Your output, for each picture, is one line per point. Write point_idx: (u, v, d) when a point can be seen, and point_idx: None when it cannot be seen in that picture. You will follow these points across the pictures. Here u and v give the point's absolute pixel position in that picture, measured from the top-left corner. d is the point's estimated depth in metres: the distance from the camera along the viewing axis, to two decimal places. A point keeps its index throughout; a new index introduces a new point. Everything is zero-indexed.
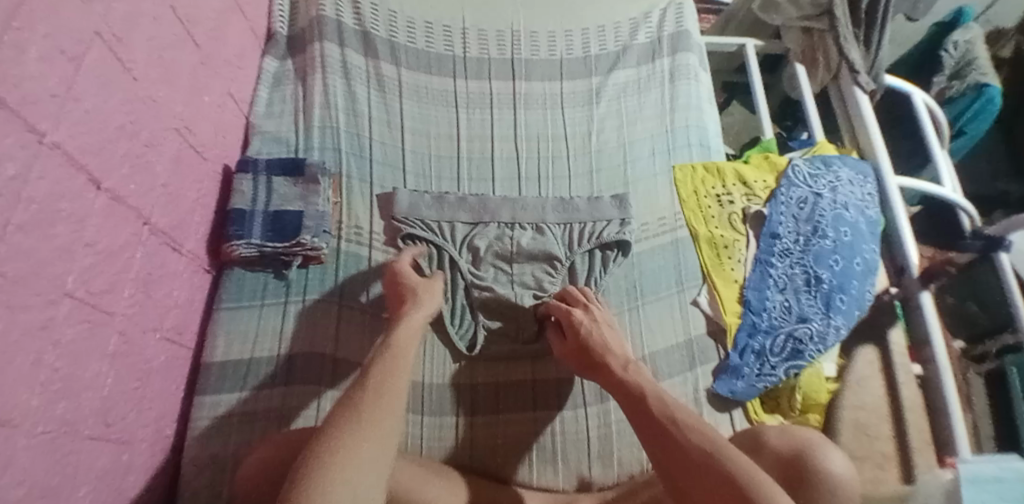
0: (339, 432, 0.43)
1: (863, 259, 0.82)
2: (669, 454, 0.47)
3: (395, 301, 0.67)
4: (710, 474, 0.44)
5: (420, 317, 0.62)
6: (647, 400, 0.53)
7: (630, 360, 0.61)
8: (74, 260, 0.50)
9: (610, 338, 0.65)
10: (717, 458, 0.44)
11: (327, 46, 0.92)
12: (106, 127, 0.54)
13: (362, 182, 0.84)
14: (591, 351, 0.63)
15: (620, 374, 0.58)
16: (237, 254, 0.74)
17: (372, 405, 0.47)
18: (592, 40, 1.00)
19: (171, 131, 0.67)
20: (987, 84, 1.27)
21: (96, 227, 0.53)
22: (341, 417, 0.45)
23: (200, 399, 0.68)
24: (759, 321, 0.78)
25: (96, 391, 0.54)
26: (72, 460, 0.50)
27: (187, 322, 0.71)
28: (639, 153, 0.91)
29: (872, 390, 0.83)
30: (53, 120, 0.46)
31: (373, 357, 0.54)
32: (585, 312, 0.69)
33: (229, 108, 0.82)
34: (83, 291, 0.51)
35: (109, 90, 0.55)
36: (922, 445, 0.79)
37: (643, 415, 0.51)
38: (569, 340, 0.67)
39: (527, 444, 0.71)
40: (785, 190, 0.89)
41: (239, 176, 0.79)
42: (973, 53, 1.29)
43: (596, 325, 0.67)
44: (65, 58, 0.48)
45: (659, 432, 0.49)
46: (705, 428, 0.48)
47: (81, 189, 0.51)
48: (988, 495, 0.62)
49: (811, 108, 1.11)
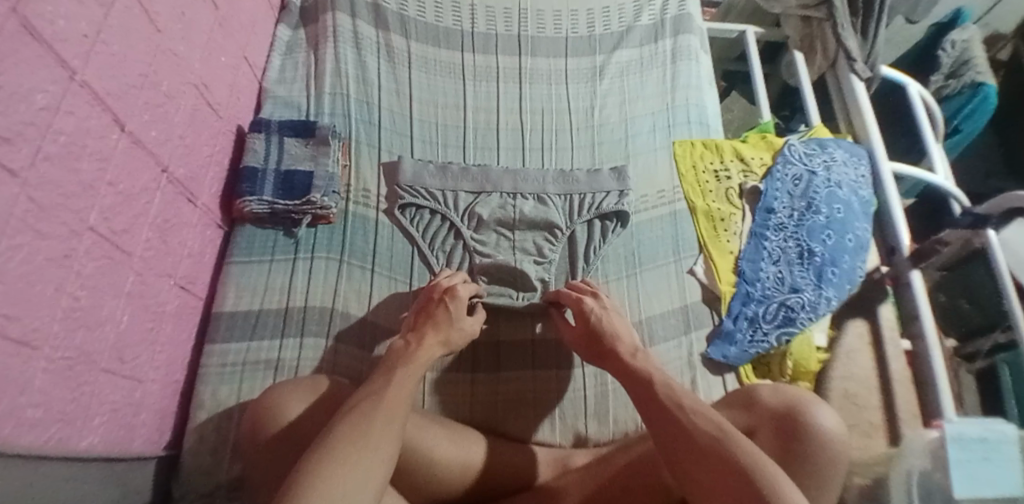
0: (369, 417, 0.47)
1: (854, 236, 0.85)
2: (677, 440, 0.49)
3: (427, 314, 0.65)
4: (717, 460, 0.46)
5: (432, 347, 0.60)
6: (653, 385, 0.55)
7: (638, 347, 0.63)
8: (96, 197, 0.52)
9: (621, 327, 0.66)
10: (723, 448, 0.46)
11: (339, 16, 0.94)
12: (129, 73, 0.56)
13: (370, 147, 0.86)
14: (601, 339, 0.65)
15: (628, 361, 0.60)
16: (248, 211, 0.76)
17: (396, 394, 0.50)
18: (597, 19, 1.02)
19: (189, 86, 0.69)
20: (983, 82, 1.28)
21: (118, 168, 0.55)
22: (368, 402, 0.49)
23: (210, 347, 0.71)
24: (752, 290, 0.80)
25: (112, 327, 0.56)
26: (88, 389, 0.52)
27: (199, 273, 0.73)
28: (640, 130, 0.94)
29: (861, 363, 0.86)
30: (82, 59, 0.49)
31: (397, 360, 0.56)
32: (595, 301, 0.69)
33: (243, 71, 0.84)
34: (104, 228, 0.53)
35: (134, 38, 0.57)
36: (909, 416, 0.81)
37: (650, 399, 0.54)
38: (580, 326, 0.68)
39: (526, 402, 0.73)
40: (781, 168, 0.91)
41: (252, 135, 0.81)
42: (969, 52, 1.31)
43: (607, 315, 0.67)
44: (95, 2, 0.50)
45: (664, 417, 0.51)
46: (711, 413, 0.50)
47: (105, 129, 0.53)
48: (976, 456, 0.60)
49: (809, 94, 1.13)
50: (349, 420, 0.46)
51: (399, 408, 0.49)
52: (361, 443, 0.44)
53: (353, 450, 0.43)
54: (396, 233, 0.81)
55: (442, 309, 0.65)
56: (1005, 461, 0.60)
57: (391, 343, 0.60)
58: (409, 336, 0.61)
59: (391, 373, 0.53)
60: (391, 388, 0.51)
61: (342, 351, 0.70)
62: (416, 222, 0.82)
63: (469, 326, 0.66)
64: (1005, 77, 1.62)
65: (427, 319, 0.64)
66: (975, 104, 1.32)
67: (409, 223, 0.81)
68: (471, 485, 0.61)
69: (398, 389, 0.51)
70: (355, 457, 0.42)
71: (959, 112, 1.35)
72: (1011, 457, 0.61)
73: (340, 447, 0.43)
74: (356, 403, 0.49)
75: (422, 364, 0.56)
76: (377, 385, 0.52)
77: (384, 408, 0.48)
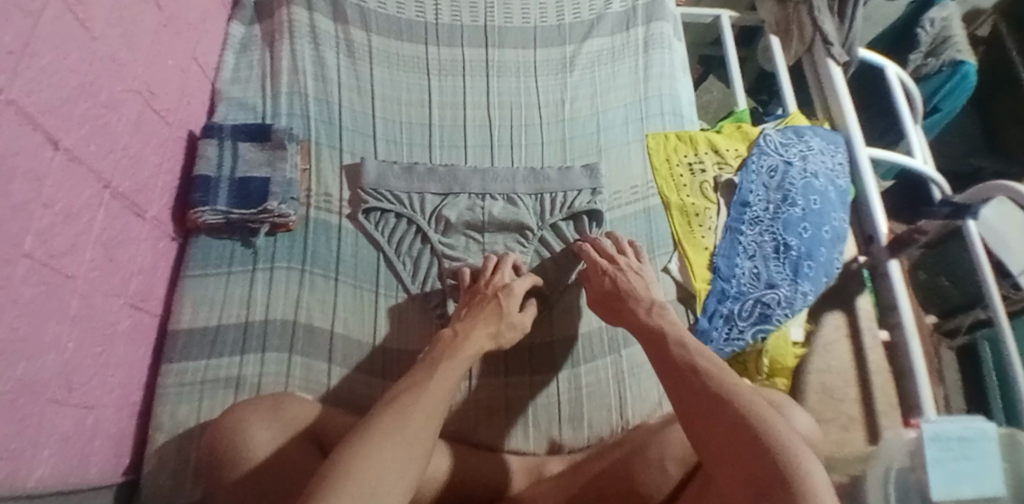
0: (406, 407, 0.48)
1: (831, 227, 0.84)
2: (686, 399, 0.48)
3: (478, 302, 0.67)
4: (723, 419, 0.44)
5: (482, 336, 0.62)
6: (669, 346, 0.56)
7: (655, 303, 0.65)
8: (31, 220, 0.48)
9: (640, 286, 0.68)
10: (732, 403, 0.45)
11: (295, 11, 0.89)
12: (64, 85, 0.52)
13: (331, 149, 0.82)
14: (619, 297, 0.67)
15: (645, 319, 0.62)
16: (202, 221, 0.72)
17: (440, 381, 0.52)
18: (567, 8, 0.98)
19: (133, 94, 0.64)
20: (963, 60, 1.28)
21: (55, 187, 0.51)
22: (408, 394, 0.50)
23: (167, 366, 0.67)
24: (727, 287, 0.78)
25: (57, 355, 0.53)
26: (33, 422, 0.49)
27: (152, 289, 0.70)
28: (612, 122, 0.91)
29: (839, 355, 0.85)
30: (10, 75, 0.44)
31: (444, 349, 0.58)
32: (611, 263, 0.71)
33: (194, 73, 0.80)
34: (41, 252, 0.49)
35: (68, 47, 0.52)
36: (888, 408, 0.81)
37: (666, 361, 0.55)
38: (598, 286, 0.70)
39: (497, 410, 0.71)
40: (756, 159, 0.89)
41: (204, 141, 0.77)
42: (949, 30, 1.30)
43: (623, 274, 0.70)
44: (21, 13, 0.45)
45: (679, 377, 0.51)
46: (724, 374, 0.49)
47: (37, 147, 0.48)
48: (953, 455, 0.59)
49: (784, 80, 1.10)
50: (389, 407, 0.48)
51: (437, 399, 0.50)
52: (399, 430, 0.45)
53: (397, 438, 0.44)
54: (361, 239, 0.78)
55: (494, 301, 0.67)
56: (985, 460, 0.60)
57: (439, 331, 0.62)
58: (459, 325, 0.62)
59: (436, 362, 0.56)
60: (434, 378, 0.53)
61: (308, 365, 0.68)
62: (380, 227, 0.79)
63: (519, 319, 0.67)
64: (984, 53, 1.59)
65: (478, 304, 0.67)
66: (955, 82, 1.31)
67: (373, 229, 0.78)
68: (438, 496, 0.59)
69: (440, 381, 0.52)
70: (401, 445, 0.43)
71: (939, 91, 1.34)
72: (992, 455, 0.60)
73: (387, 435, 0.43)
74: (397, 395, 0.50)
75: (469, 356, 0.58)
76: (422, 375, 0.53)
77: (425, 403, 0.49)
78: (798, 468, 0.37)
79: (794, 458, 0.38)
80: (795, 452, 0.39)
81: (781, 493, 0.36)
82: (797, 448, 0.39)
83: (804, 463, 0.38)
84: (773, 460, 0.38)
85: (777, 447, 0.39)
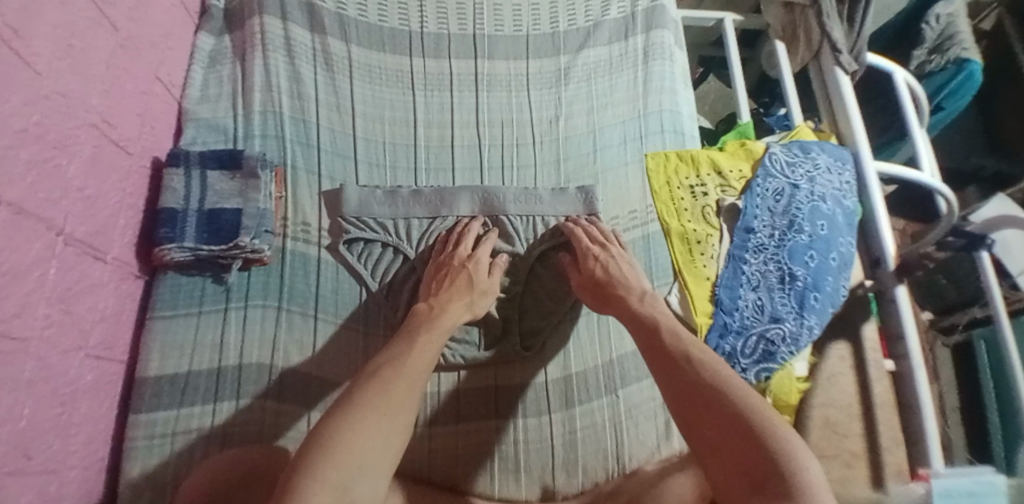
0: (388, 385, 0.50)
1: (838, 253, 0.79)
2: (683, 391, 0.49)
3: (440, 273, 0.69)
4: (720, 414, 0.45)
5: (455, 318, 0.63)
6: (661, 335, 0.57)
7: (646, 292, 0.65)
8: None
9: (630, 275, 0.68)
10: (728, 397, 0.45)
11: (268, 20, 0.83)
12: (6, 132, 0.45)
13: (309, 173, 0.77)
14: (606, 284, 0.67)
15: (635, 307, 0.63)
16: (169, 259, 0.67)
17: (419, 357, 0.55)
18: (561, 14, 0.92)
19: (86, 128, 0.58)
20: (968, 59, 1.14)
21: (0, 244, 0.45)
22: (390, 373, 0.51)
23: (134, 418, 0.62)
24: (730, 321, 0.75)
25: (14, 424, 0.47)
26: None
27: (116, 336, 0.64)
28: (610, 141, 0.86)
29: (844, 388, 0.82)
30: None
31: (421, 323, 0.61)
32: (602, 250, 0.71)
33: (157, 94, 0.73)
34: None
35: (10, 88, 0.46)
36: (893, 444, 0.77)
37: (658, 350, 0.55)
38: (586, 271, 0.70)
39: (488, 454, 0.67)
40: (761, 181, 0.84)
41: (169, 170, 0.71)
42: (955, 26, 1.17)
43: (613, 263, 0.70)
44: None
45: (673, 366, 0.52)
46: (719, 366, 0.50)
47: None
48: None
49: (790, 88, 1.04)
50: (366, 393, 0.48)
51: (413, 382, 0.52)
52: (382, 416, 0.46)
53: (374, 414, 0.46)
54: (342, 272, 0.73)
55: (461, 269, 0.69)
56: None
57: (414, 307, 0.64)
58: (433, 301, 0.65)
59: (415, 338, 0.58)
60: (412, 353, 0.55)
61: (283, 412, 0.64)
62: (363, 259, 0.74)
63: (488, 284, 0.69)
64: (986, 49, 1.49)
65: (444, 276, 0.68)
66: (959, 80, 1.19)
67: (357, 262, 0.73)
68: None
69: (417, 357, 0.55)
70: (379, 423, 0.45)
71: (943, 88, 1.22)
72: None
73: (355, 415, 0.45)
74: (373, 373, 0.51)
75: (443, 329, 0.61)
76: (404, 348, 0.56)
77: (406, 378, 0.51)
78: (794, 466, 0.38)
79: (791, 457, 0.39)
80: (795, 451, 0.39)
81: (784, 491, 0.36)
82: (796, 444, 0.40)
83: (801, 460, 0.38)
84: (773, 459, 0.39)
85: (777, 445, 0.40)
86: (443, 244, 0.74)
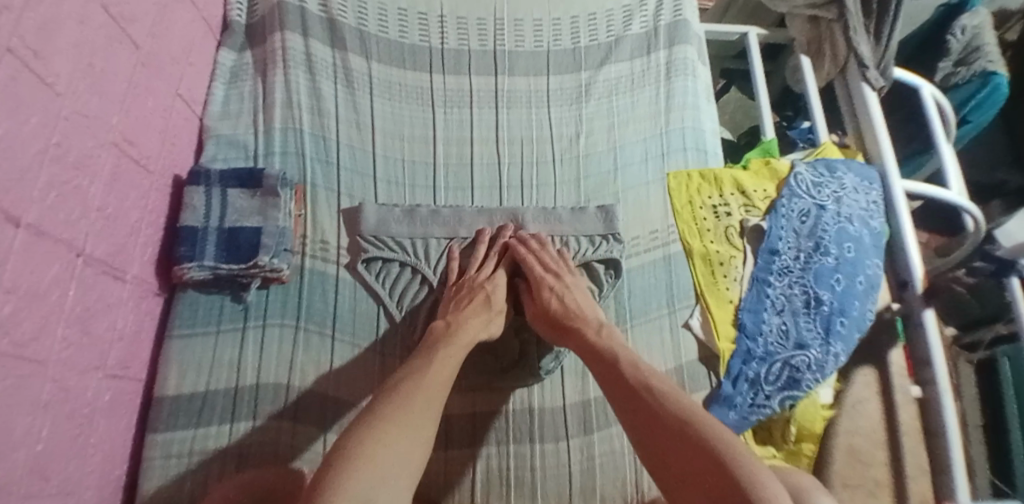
0: (407, 400, 0.51)
1: (865, 277, 0.77)
2: (645, 423, 0.51)
3: (458, 292, 0.70)
4: (682, 445, 0.47)
5: (476, 332, 0.64)
6: (620, 367, 0.57)
7: (602, 325, 0.65)
8: None
9: (586, 307, 0.68)
10: (690, 428, 0.47)
11: (289, 36, 0.83)
12: (24, 155, 0.45)
13: (328, 191, 0.77)
14: (563, 315, 0.66)
15: (592, 339, 0.62)
16: (188, 277, 0.67)
17: (436, 374, 0.56)
18: (583, 29, 0.91)
19: (107, 147, 0.58)
20: (994, 72, 1.06)
21: (17, 268, 0.44)
22: (407, 389, 0.53)
23: (152, 437, 0.62)
24: (754, 347, 0.73)
25: (30, 447, 0.47)
26: None
27: (135, 354, 0.65)
28: (631, 158, 0.84)
29: (869, 414, 0.77)
30: None
31: (438, 340, 0.62)
32: (557, 280, 0.70)
33: (178, 111, 0.74)
34: (6, 343, 0.43)
35: (28, 110, 0.45)
36: (918, 472, 0.73)
37: (618, 382, 0.56)
38: (541, 302, 0.69)
39: (503, 480, 0.65)
40: (787, 201, 0.82)
41: (190, 188, 0.71)
42: (981, 38, 1.06)
43: (568, 296, 0.68)
44: None
45: (635, 399, 0.53)
46: (678, 396, 0.52)
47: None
48: None
49: (815, 102, 1.02)
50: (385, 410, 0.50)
51: (433, 392, 0.54)
52: (399, 433, 0.47)
53: (400, 431, 0.48)
54: (360, 291, 0.73)
55: (480, 289, 0.69)
56: None
57: (432, 325, 0.65)
58: (450, 317, 0.66)
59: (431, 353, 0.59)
60: (431, 369, 0.57)
61: (299, 434, 0.63)
62: (381, 279, 0.73)
63: (505, 304, 0.70)
64: (1010, 60, 1.42)
65: (461, 295, 0.69)
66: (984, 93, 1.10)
67: (374, 280, 0.73)
68: None
69: (437, 372, 0.56)
70: (402, 440, 0.47)
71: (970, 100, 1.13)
72: None
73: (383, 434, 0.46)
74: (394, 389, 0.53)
75: (465, 342, 0.62)
76: (418, 366, 0.57)
77: (422, 390, 0.53)
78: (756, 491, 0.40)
79: (755, 483, 0.41)
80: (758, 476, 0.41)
81: None
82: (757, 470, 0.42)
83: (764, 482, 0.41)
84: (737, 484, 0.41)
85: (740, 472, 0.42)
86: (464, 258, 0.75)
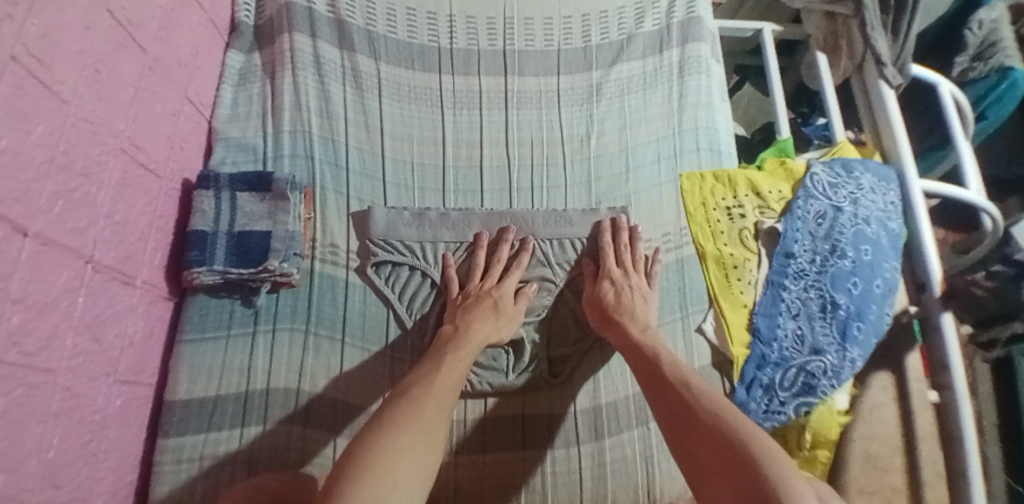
0: (420, 405, 0.52)
1: (884, 280, 0.75)
2: (679, 414, 0.52)
3: (466, 299, 0.70)
4: (714, 436, 0.48)
5: (484, 331, 0.65)
6: (661, 365, 0.59)
7: (649, 325, 0.66)
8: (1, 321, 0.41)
9: (639, 308, 0.68)
10: (722, 420, 0.49)
11: (297, 38, 0.83)
12: (31, 165, 0.45)
13: (338, 194, 0.77)
14: (612, 308, 0.68)
15: (636, 336, 0.64)
16: (198, 282, 0.67)
17: (444, 379, 0.56)
18: (594, 27, 0.90)
19: (115, 153, 0.58)
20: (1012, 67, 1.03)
21: (24, 279, 0.44)
22: (420, 388, 0.54)
23: (163, 442, 0.62)
24: (768, 353, 0.72)
25: (40, 457, 0.47)
26: None
27: (144, 360, 0.65)
28: (643, 160, 0.83)
29: (885, 420, 0.74)
30: None
31: (447, 343, 0.63)
32: (622, 275, 0.71)
33: (186, 114, 0.74)
34: (15, 353, 0.43)
35: (31, 120, 0.45)
36: (934, 478, 0.70)
37: (658, 378, 0.57)
38: (599, 290, 0.71)
39: (514, 486, 0.65)
40: (802, 203, 0.81)
41: (199, 193, 0.71)
42: (998, 33, 1.03)
43: (627, 290, 0.70)
44: None
45: (674, 395, 0.54)
46: (715, 395, 0.54)
47: (3, 241, 0.42)
48: None
49: (831, 100, 0.99)
50: (411, 408, 0.51)
51: (445, 396, 0.54)
52: (412, 431, 0.48)
53: (414, 437, 0.48)
54: (371, 294, 0.72)
55: (486, 297, 0.69)
56: None
57: (441, 328, 0.66)
58: (459, 320, 0.66)
59: (444, 357, 0.60)
60: (441, 371, 0.57)
61: (310, 439, 0.63)
62: (390, 282, 0.73)
63: (512, 309, 0.69)
64: None
65: (467, 302, 0.69)
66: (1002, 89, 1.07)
67: (383, 284, 0.72)
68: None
69: (448, 375, 0.57)
70: (419, 442, 0.47)
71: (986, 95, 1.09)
72: None
73: (390, 437, 0.47)
74: (401, 395, 0.53)
75: (474, 346, 0.63)
76: (429, 369, 0.57)
77: (435, 396, 0.53)
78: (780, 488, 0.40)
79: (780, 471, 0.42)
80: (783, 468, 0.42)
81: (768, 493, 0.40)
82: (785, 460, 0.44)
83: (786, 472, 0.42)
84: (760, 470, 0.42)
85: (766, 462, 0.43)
86: (468, 260, 0.75)
